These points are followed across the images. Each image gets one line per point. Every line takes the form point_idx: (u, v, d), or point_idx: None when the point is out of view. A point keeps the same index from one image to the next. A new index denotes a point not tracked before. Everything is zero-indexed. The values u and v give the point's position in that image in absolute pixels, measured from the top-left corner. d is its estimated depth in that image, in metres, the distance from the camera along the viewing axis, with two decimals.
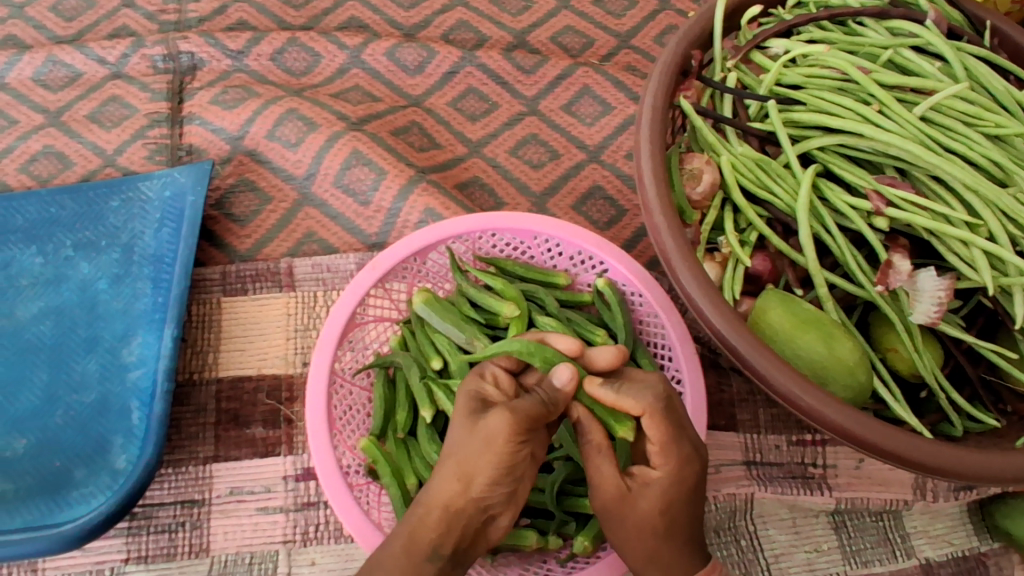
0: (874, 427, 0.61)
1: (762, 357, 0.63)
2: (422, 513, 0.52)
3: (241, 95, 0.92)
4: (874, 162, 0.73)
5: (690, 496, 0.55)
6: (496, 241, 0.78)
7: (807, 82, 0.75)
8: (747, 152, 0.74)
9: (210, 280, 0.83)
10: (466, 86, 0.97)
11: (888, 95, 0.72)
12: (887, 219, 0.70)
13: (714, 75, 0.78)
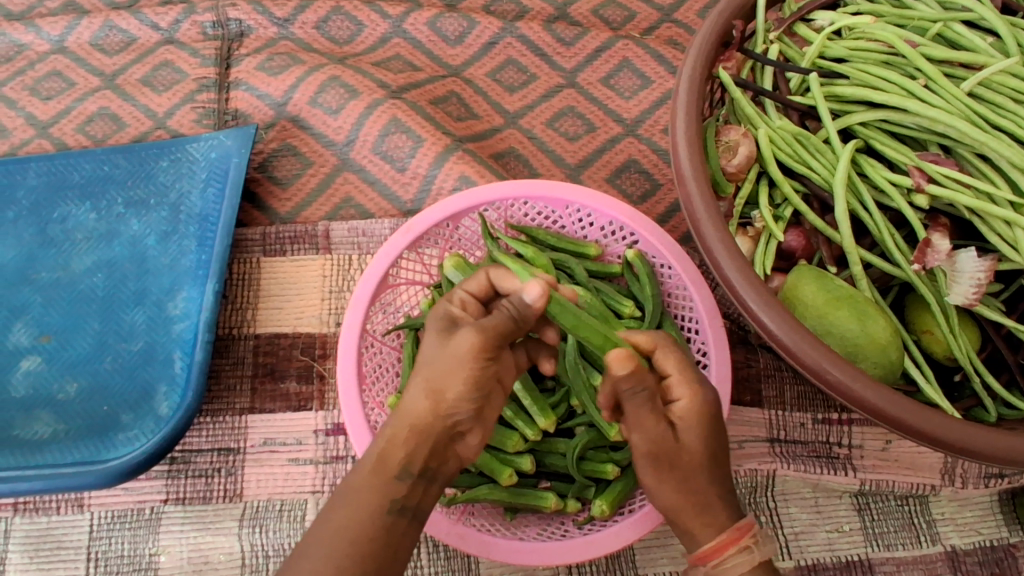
0: (902, 406, 0.61)
1: (793, 331, 0.63)
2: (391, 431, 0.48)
3: (286, 61, 0.94)
4: (917, 139, 0.72)
5: (721, 435, 0.54)
6: (528, 210, 0.79)
7: (851, 55, 0.73)
8: (787, 126, 0.73)
9: (251, 240, 0.86)
10: (505, 57, 0.97)
11: (936, 70, 0.70)
12: (928, 196, 0.69)
13: (756, 47, 0.77)
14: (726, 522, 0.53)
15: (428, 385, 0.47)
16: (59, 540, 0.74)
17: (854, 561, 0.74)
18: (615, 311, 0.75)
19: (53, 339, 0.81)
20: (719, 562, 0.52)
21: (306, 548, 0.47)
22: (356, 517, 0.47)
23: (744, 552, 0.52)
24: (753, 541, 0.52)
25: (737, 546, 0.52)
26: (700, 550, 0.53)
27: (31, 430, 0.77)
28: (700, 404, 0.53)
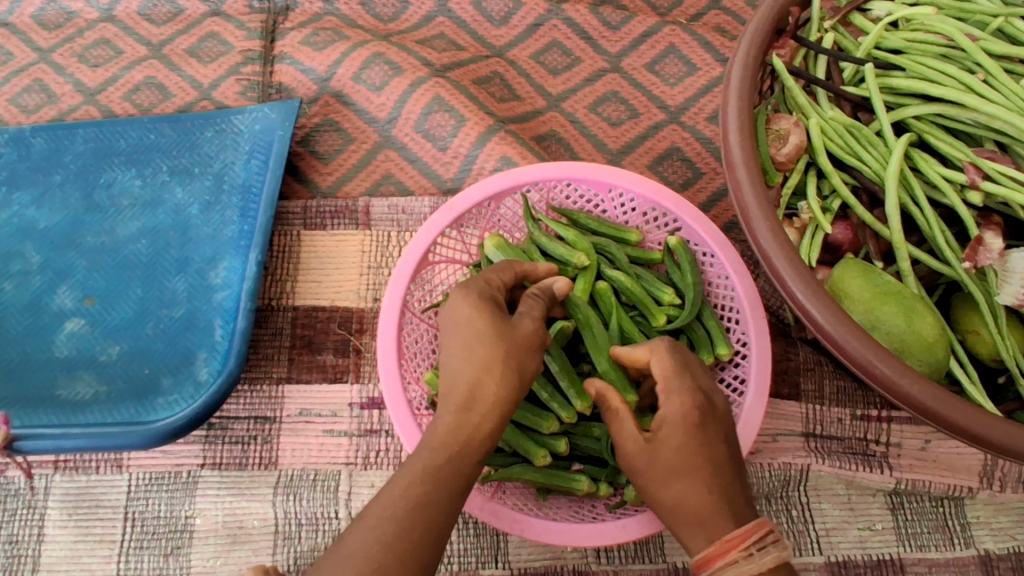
0: (949, 403, 0.60)
1: (842, 325, 0.62)
2: (455, 412, 0.53)
3: (331, 37, 0.94)
4: (973, 135, 0.70)
5: (714, 437, 0.55)
6: (570, 192, 0.78)
7: (909, 47, 0.72)
8: (839, 117, 0.71)
9: (292, 213, 0.86)
10: (550, 39, 0.97)
11: (996, 65, 0.68)
12: (982, 193, 0.67)
13: (810, 35, 0.76)
14: (721, 532, 0.51)
15: (496, 366, 0.53)
16: (97, 499, 0.76)
17: (885, 560, 0.74)
18: (655, 298, 0.75)
19: (97, 302, 0.83)
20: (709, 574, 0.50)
21: (375, 531, 0.47)
22: (429, 496, 0.49)
23: (735, 564, 0.49)
24: (742, 554, 0.49)
25: (724, 559, 0.49)
26: (698, 559, 0.51)
27: (74, 390, 0.79)
28: (677, 405, 0.55)
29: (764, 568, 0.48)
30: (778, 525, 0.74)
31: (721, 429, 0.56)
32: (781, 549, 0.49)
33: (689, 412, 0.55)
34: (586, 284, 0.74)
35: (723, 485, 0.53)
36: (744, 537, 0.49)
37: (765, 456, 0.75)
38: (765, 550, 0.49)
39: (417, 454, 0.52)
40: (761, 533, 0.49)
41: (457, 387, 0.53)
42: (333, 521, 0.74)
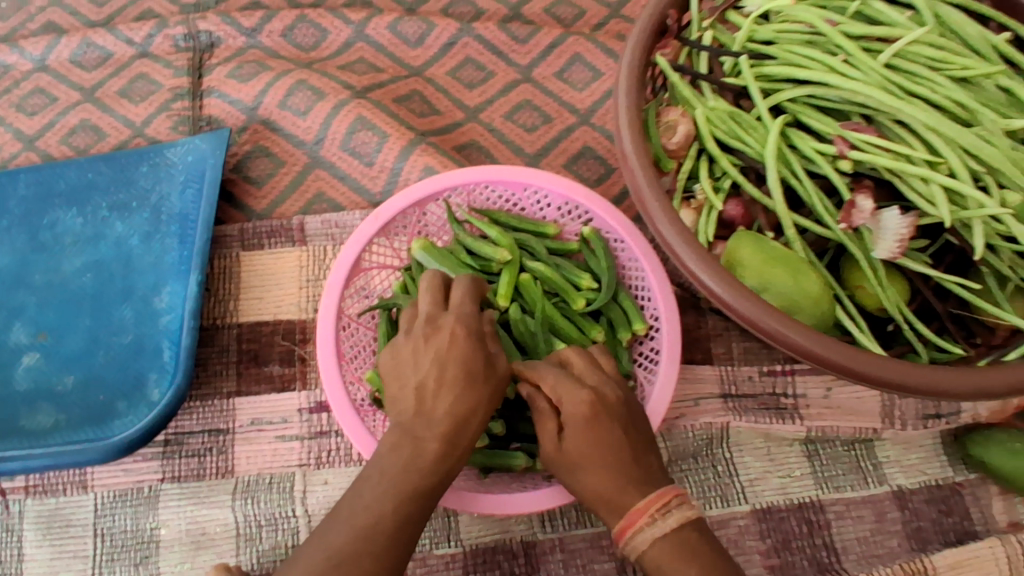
0: (834, 346, 0.67)
1: (735, 294, 0.69)
2: (430, 443, 0.59)
3: (255, 69, 1.00)
4: (843, 111, 0.76)
5: (611, 428, 0.61)
6: (489, 194, 0.83)
7: (778, 37, 0.77)
8: (720, 106, 0.78)
9: (229, 236, 0.90)
10: (464, 57, 1.03)
11: (853, 45, 0.74)
12: (851, 161, 0.73)
13: (691, 35, 0.82)
14: (627, 506, 0.59)
15: (477, 405, 0.60)
16: (68, 519, 0.78)
17: (805, 502, 0.80)
18: (574, 285, 0.80)
19: (49, 336, 0.85)
20: (627, 540, 0.58)
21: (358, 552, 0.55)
22: (412, 507, 0.58)
23: (644, 529, 0.57)
24: (648, 519, 0.57)
25: (636, 525, 0.58)
26: (616, 530, 0.59)
27: (34, 421, 0.81)
28: (575, 403, 0.60)
29: (668, 529, 0.57)
30: (706, 481, 0.80)
31: (614, 424, 0.61)
32: (682, 510, 0.58)
33: (587, 410, 0.60)
34: (509, 279, 0.79)
35: (622, 465, 0.60)
36: (647, 508, 0.58)
37: (687, 418, 0.82)
38: (666, 513, 0.58)
39: (385, 475, 0.58)
40: (660, 503, 0.58)
41: (443, 422, 0.59)
42: (291, 519, 0.78)
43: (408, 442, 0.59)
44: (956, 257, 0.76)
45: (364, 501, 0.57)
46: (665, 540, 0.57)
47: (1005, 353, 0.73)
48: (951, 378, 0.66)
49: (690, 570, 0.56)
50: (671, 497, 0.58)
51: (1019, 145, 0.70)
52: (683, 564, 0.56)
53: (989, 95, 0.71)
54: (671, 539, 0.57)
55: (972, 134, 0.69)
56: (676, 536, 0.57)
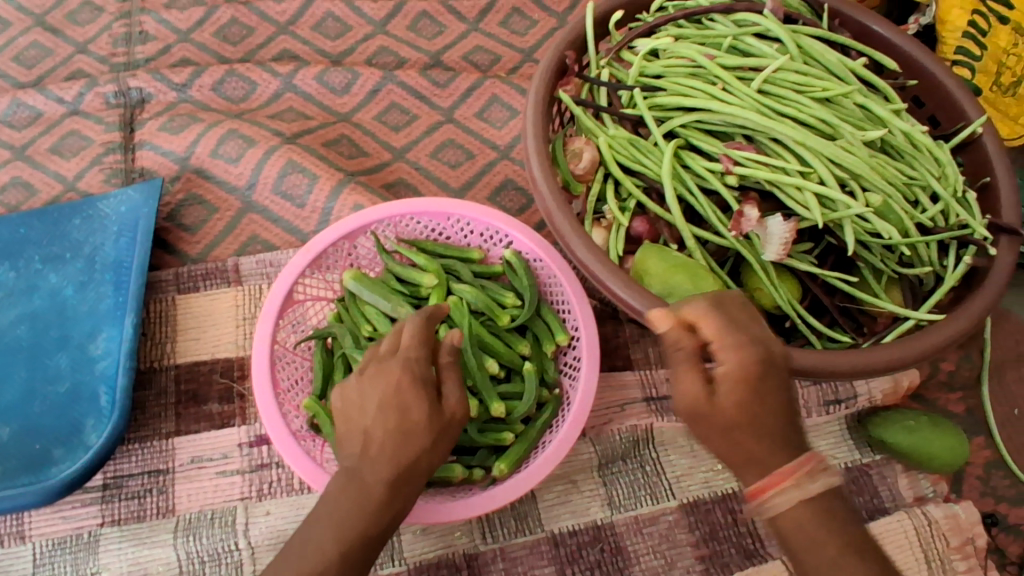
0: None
1: (647, 301, 0.74)
2: (370, 489, 0.60)
3: (187, 121, 1.04)
4: (727, 133, 0.84)
5: (771, 389, 0.55)
6: (416, 225, 0.88)
7: (666, 71, 0.86)
8: (619, 135, 0.85)
9: (165, 281, 0.93)
10: (389, 102, 1.10)
11: (729, 75, 0.83)
12: (736, 176, 0.81)
13: (591, 72, 0.90)
14: (777, 466, 0.54)
15: (421, 451, 0.61)
16: (5, 570, 0.77)
17: (729, 493, 0.86)
18: (500, 303, 0.85)
19: None
20: (765, 499, 0.54)
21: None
22: (359, 545, 0.59)
23: (789, 490, 0.53)
24: (796, 481, 0.53)
25: (781, 486, 0.53)
26: (750, 489, 0.54)
27: None
28: (734, 359, 0.54)
29: (813, 495, 0.53)
30: (636, 481, 0.85)
31: (762, 392, 0.54)
32: (829, 478, 0.54)
33: (740, 367, 0.54)
34: (438, 300, 0.84)
35: (770, 428, 0.54)
36: (796, 471, 0.53)
37: (614, 422, 0.87)
38: (815, 477, 0.54)
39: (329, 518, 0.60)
40: (816, 464, 0.54)
41: (386, 467, 0.60)
42: (234, 553, 0.78)
43: (352, 487, 0.60)
44: (838, 255, 0.82)
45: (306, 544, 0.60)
46: (807, 505, 0.53)
47: (882, 337, 0.79)
48: (890, 355, 0.72)
49: (830, 541, 0.52)
50: (825, 463, 0.54)
51: (878, 152, 0.79)
52: (821, 528, 0.52)
53: (849, 112, 0.80)
54: (813, 505, 0.53)
55: (836, 145, 0.78)
56: (819, 503, 0.53)
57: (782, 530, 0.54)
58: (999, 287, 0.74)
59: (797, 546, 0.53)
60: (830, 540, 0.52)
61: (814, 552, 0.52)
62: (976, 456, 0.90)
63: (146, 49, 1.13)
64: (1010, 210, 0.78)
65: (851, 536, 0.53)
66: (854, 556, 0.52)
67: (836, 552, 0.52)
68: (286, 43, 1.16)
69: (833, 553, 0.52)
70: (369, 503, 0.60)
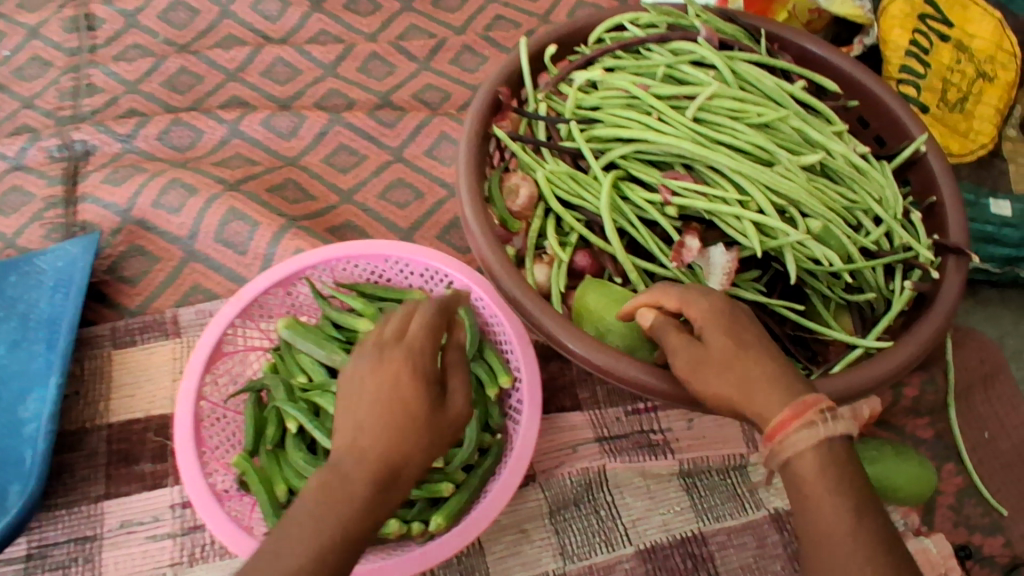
0: (665, 377, 0.70)
1: (582, 342, 0.72)
2: (349, 505, 0.48)
3: (129, 172, 1.02)
4: (666, 162, 0.81)
5: (756, 340, 0.54)
6: (355, 268, 0.86)
7: (602, 103, 0.83)
8: (558, 169, 0.82)
9: (100, 336, 0.90)
10: (337, 144, 1.08)
11: (664, 104, 0.80)
12: (675, 207, 0.78)
13: (530, 106, 0.87)
14: (775, 407, 0.50)
15: (412, 454, 0.51)
16: None
17: (688, 536, 0.81)
18: None
19: None
20: (782, 438, 0.49)
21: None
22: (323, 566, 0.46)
23: (797, 431, 0.48)
24: (819, 417, 0.48)
25: (800, 420, 0.48)
26: (761, 433, 0.50)
27: None
28: (703, 307, 0.56)
29: (835, 436, 0.48)
30: (590, 527, 0.81)
31: (750, 336, 0.54)
32: (845, 424, 0.49)
33: (715, 314, 0.55)
34: None
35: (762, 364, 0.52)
36: (807, 410, 0.49)
37: (565, 465, 0.83)
38: (837, 417, 0.49)
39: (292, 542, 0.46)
40: (826, 406, 0.49)
41: (377, 457, 0.49)
42: None
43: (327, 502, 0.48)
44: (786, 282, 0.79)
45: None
46: (829, 447, 0.48)
47: (830, 367, 0.73)
48: (853, 380, 0.68)
49: (834, 494, 0.47)
50: (840, 402, 0.50)
51: (817, 176, 0.77)
52: (837, 477, 0.47)
53: (786, 137, 0.78)
54: (832, 449, 0.48)
55: (773, 172, 0.76)
56: (841, 446, 0.48)
57: (797, 478, 0.48)
58: (950, 310, 0.72)
59: (813, 500, 0.47)
60: (847, 502, 0.46)
61: (823, 505, 0.47)
62: (949, 484, 0.87)
63: (94, 102, 1.14)
64: (958, 231, 0.76)
65: (864, 494, 0.47)
66: (870, 517, 0.46)
67: (855, 509, 0.46)
68: (235, 90, 1.15)
69: (850, 508, 0.46)
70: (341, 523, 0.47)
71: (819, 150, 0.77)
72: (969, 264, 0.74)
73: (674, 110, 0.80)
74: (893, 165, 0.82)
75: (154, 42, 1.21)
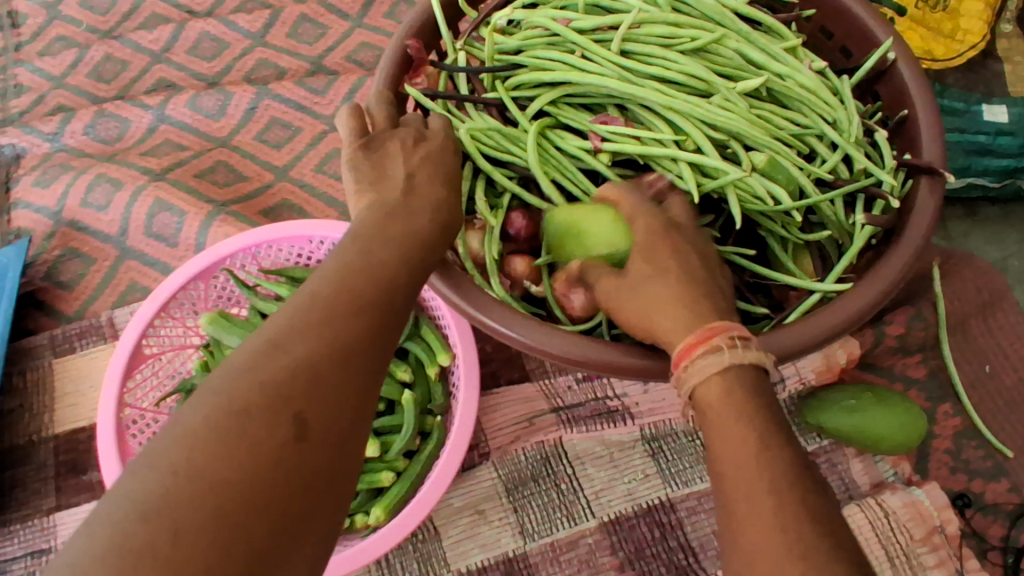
0: (595, 346, 0.60)
1: (498, 314, 0.61)
2: (360, 308, 0.46)
3: (57, 172, 0.98)
4: (600, 104, 0.72)
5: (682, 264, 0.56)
6: (281, 253, 0.82)
7: (524, 45, 0.72)
8: (483, 126, 0.70)
9: (40, 346, 0.87)
10: (268, 118, 1.03)
11: (587, 39, 0.70)
12: (608, 153, 0.69)
13: (448, 57, 0.76)
14: (696, 331, 0.51)
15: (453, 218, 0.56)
16: None
17: (654, 504, 0.76)
18: None
19: None
20: (689, 363, 0.50)
21: (222, 464, 0.37)
22: (366, 292, 0.47)
23: (708, 356, 0.50)
24: (726, 344, 0.50)
25: (708, 346, 0.50)
26: (678, 351, 0.52)
27: None
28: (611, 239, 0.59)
29: (740, 362, 0.50)
30: (550, 502, 0.76)
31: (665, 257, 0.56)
32: (755, 353, 0.50)
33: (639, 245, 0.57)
34: None
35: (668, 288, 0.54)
36: (725, 331, 0.51)
37: (519, 440, 0.78)
38: (746, 346, 0.51)
39: (306, 332, 0.42)
40: (740, 333, 0.51)
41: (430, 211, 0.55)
42: None
43: (357, 269, 0.48)
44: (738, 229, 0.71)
45: (256, 370, 0.40)
46: (734, 372, 0.50)
47: (785, 316, 0.66)
48: (814, 327, 0.60)
49: (739, 413, 0.48)
50: (751, 334, 0.51)
51: (759, 103, 0.68)
52: (742, 401, 0.48)
53: (724, 62, 0.69)
54: (738, 374, 0.50)
55: (710, 103, 0.67)
56: (748, 373, 0.50)
57: (703, 405, 0.50)
58: (921, 241, 0.63)
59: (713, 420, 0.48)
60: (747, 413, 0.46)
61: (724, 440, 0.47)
62: (943, 427, 0.80)
63: (21, 102, 1.08)
64: (931, 149, 0.67)
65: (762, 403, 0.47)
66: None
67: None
68: (162, 72, 1.09)
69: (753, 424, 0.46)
70: (358, 317, 0.45)
71: (760, 73, 0.68)
72: (944, 184, 0.66)
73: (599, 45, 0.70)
74: (857, 80, 0.73)
75: (77, 31, 1.14)
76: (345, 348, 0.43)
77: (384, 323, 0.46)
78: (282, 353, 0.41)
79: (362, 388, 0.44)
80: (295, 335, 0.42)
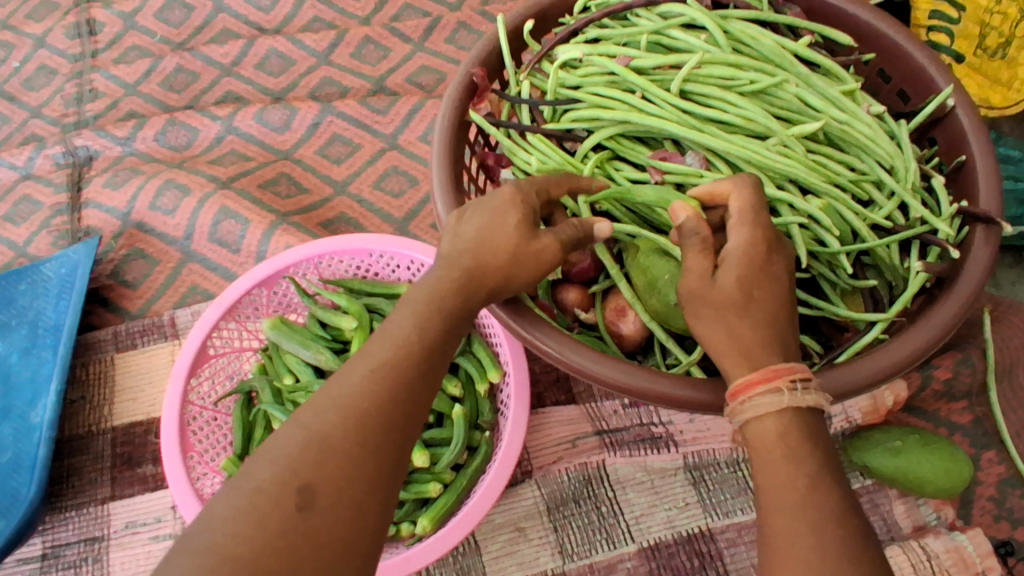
0: (655, 376, 0.60)
1: (553, 340, 0.62)
2: (380, 376, 0.48)
3: (128, 175, 1.02)
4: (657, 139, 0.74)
5: (761, 280, 0.53)
6: (341, 265, 0.85)
7: (584, 80, 0.74)
8: (547, 163, 0.73)
9: (102, 341, 0.91)
10: (330, 134, 1.07)
11: (648, 80, 0.71)
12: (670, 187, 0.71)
13: (512, 88, 0.79)
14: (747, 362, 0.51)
15: (484, 267, 0.53)
16: None
17: (695, 533, 0.77)
18: None
19: None
20: (745, 399, 0.50)
21: (260, 524, 0.41)
22: (397, 356, 0.49)
23: (767, 395, 0.49)
24: (788, 386, 0.49)
25: (766, 386, 0.49)
26: (734, 386, 0.51)
27: None
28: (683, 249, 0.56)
29: (800, 405, 0.49)
30: (590, 524, 0.77)
31: None
32: (817, 396, 0.49)
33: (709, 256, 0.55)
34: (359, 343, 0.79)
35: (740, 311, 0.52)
36: (789, 371, 0.49)
37: (563, 460, 0.80)
38: (806, 390, 0.49)
39: (335, 405, 0.46)
40: (805, 373, 0.50)
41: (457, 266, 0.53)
42: None
43: (384, 339, 0.50)
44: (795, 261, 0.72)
45: (273, 455, 0.44)
46: (790, 415, 0.49)
47: (836, 355, 0.67)
48: (874, 366, 0.61)
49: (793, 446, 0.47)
50: (813, 375, 0.50)
51: (816, 148, 0.70)
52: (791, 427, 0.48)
53: (784, 104, 0.71)
54: (794, 416, 0.49)
55: (769, 148, 0.68)
56: (805, 417, 0.49)
57: (755, 434, 0.49)
58: (976, 288, 0.64)
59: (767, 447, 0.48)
60: (797, 458, 0.47)
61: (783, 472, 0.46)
62: (988, 474, 0.81)
63: (95, 107, 1.14)
64: (988, 198, 0.68)
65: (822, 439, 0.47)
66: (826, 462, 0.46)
67: (810, 476, 0.47)
68: (230, 85, 1.14)
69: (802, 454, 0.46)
70: (365, 386, 0.47)
71: (818, 119, 0.70)
72: (1000, 234, 0.66)
73: (658, 85, 0.72)
74: (913, 125, 0.74)
75: (151, 42, 1.20)
76: (354, 422, 0.46)
77: (397, 389, 0.48)
78: (296, 432, 0.45)
79: (380, 443, 0.46)
80: (325, 409, 0.46)
